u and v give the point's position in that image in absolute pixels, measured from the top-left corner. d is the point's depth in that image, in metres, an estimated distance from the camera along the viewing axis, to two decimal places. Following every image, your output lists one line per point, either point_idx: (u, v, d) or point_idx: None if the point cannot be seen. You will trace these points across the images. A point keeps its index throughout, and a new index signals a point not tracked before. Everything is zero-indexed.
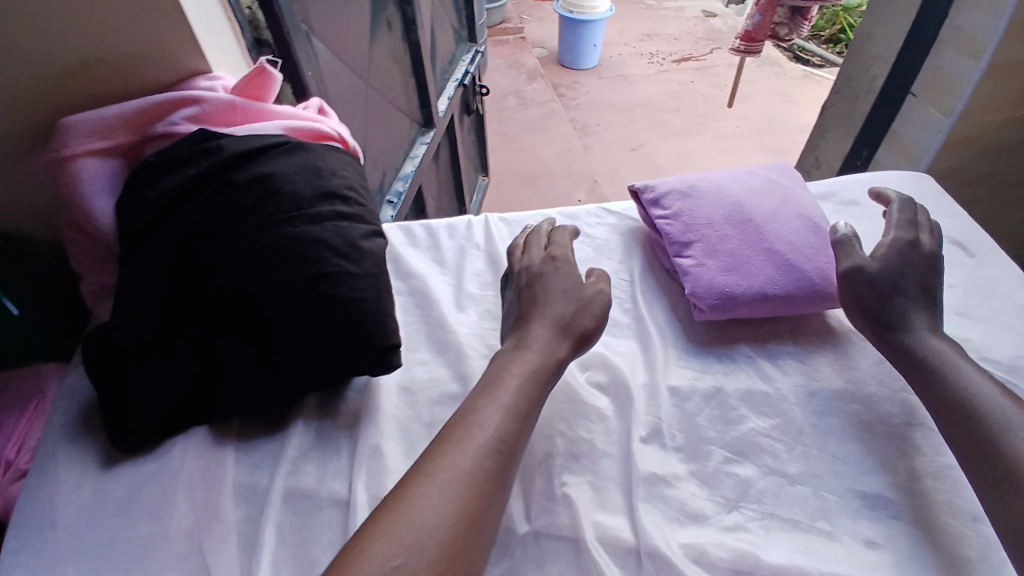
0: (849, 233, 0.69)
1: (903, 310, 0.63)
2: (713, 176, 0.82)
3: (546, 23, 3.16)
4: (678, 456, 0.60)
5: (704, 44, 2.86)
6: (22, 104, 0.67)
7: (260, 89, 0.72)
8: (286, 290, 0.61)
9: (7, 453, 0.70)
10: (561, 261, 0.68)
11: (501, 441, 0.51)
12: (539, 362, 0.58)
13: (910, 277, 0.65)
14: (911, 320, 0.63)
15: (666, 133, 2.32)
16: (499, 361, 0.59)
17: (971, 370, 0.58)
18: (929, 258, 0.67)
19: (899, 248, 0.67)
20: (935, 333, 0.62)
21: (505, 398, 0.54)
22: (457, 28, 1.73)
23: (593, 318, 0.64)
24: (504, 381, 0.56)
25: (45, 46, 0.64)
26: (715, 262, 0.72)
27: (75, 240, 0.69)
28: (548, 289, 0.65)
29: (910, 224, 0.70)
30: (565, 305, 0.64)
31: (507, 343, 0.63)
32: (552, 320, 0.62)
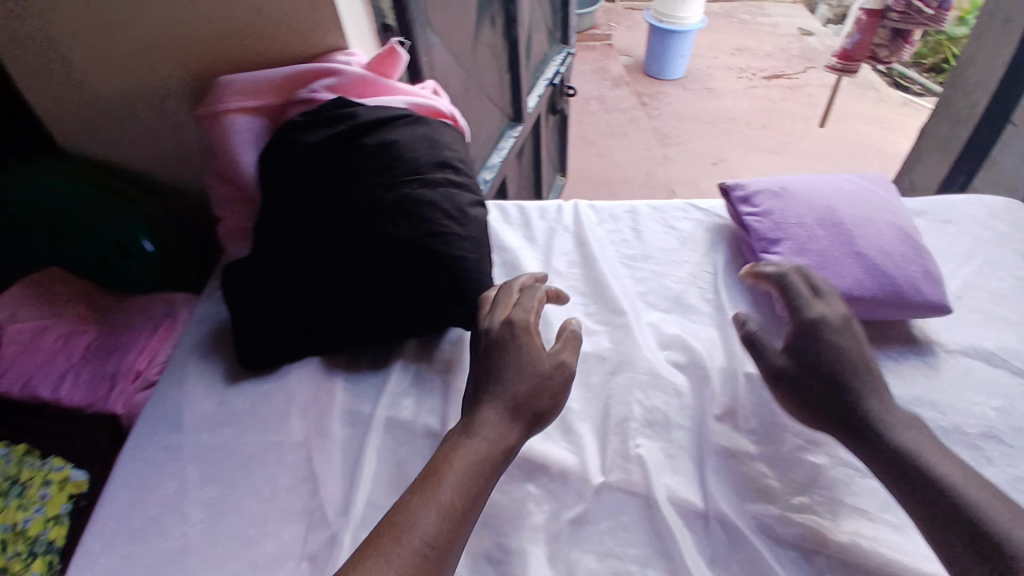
0: (755, 330, 0.67)
1: (847, 399, 0.59)
2: (805, 180, 0.84)
3: (634, 31, 3.17)
4: (751, 437, 0.63)
5: (797, 63, 2.80)
6: (193, 64, 0.78)
7: (389, 67, 0.78)
8: (401, 247, 0.68)
9: (138, 363, 0.82)
10: (524, 328, 0.62)
11: (431, 546, 0.47)
12: (485, 451, 0.54)
13: (820, 371, 0.61)
14: (847, 404, 0.58)
15: (749, 150, 2.30)
16: (444, 447, 0.55)
17: (950, 462, 0.53)
18: (843, 342, 0.63)
19: (804, 340, 0.63)
20: (906, 425, 0.56)
21: (445, 494, 0.50)
22: (552, 29, 1.76)
23: (550, 398, 0.58)
24: (445, 471, 0.52)
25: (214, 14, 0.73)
26: (804, 259, 0.75)
27: (217, 186, 0.79)
28: (501, 364, 0.59)
29: (806, 301, 0.66)
30: (523, 385, 0.58)
31: (458, 424, 0.58)
32: (502, 401, 0.57)
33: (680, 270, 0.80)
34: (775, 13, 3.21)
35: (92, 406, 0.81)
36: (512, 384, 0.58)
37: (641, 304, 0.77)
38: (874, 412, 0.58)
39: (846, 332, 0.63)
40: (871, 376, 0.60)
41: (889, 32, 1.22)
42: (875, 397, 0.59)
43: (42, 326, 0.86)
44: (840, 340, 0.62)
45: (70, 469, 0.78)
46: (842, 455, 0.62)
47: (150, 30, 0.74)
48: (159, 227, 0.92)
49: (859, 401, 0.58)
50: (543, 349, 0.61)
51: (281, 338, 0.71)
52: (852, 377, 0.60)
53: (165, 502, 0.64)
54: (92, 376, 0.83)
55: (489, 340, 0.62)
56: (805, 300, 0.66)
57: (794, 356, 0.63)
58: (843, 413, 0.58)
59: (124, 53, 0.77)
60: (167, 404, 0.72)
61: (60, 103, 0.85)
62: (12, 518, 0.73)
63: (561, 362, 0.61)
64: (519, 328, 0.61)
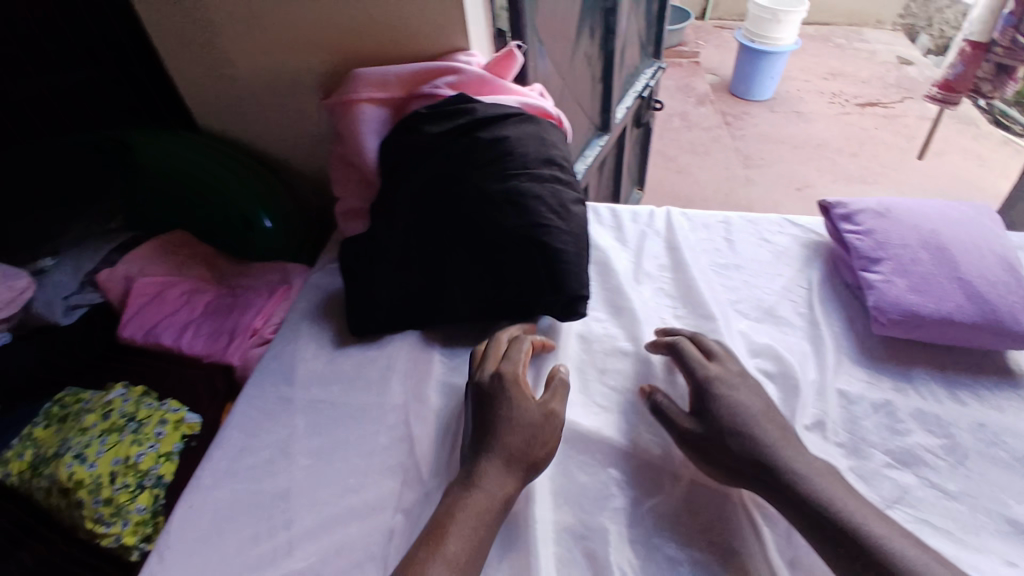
0: (660, 395, 0.68)
1: (746, 454, 0.61)
2: (909, 202, 0.84)
3: (723, 50, 3.13)
4: (840, 450, 0.66)
5: (894, 91, 2.68)
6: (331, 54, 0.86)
7: (505, 69, 0.82)
8: (505, 237, 0.72)
9: (256, 322, 0.89)
10: (512, 381, 0.66)
11: None
12: (486, 502, 0.58)
13: (739, 425, 0.63)
14: (757, 455, 0.60)
15: (836, 177, 2.23)
16: (447, 501, 0.59)
17: (858, 506, 0.56)
18: (759, 400, 0.65)
19: (710, 398, 0.65)
20: (813, 467, 0.59)
21: (452, 545, 0.54)
22: (646, 43, 1.76)
23: (544, 445, 0.62)
24: (449, 526, 0.56)
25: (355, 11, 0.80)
26: (905, 280, 0.75)
27: (344, 170, 0.87)
28: (490, 418, 0.63)
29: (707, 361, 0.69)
30: (515, 435, 0.62)
31: (457, 478, 0.62)
32: (498, 455, 0.61)
33: (773, 283, 0.82)
34: (873, 39, 3.08)
35: (210, 355, 0.89)
36: (507, 434, 0.62)
37: (731, 311, 0.79)
38: (786, 460, 0.60)
39: (741, 387, 0.66)
40: (776, 428, 0.63)
41: (992, 70, 1.36)
42: (785, 447, 0.61)
43: (168, 282, 0.96)
44: (733, 394, 0.65)
45: (184, 412, 0.86)
46: (929, 477, 0.64)
47: (297, 24, 0.83)
48: (281, 207, 1.00)
49: (766, 452, 0.60)
50: (534, 401, 0.65)
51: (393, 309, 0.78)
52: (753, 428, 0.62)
53: (275, 448, 0.71)
54: (212, 330, 0.91)
55: (481, 393, 0.66)
56: (699, 360, 0.69)
57: (695, 416, 0.65)
58: (739, 461, 0.61)
59: (272, 43, 0.86)
60: (282, 360, 0.79)
61: (208, 86, 0.95)
62: (126, 451, 0.79)
63: (550, 412, 0.65)
64: (509, 382, 0.65)
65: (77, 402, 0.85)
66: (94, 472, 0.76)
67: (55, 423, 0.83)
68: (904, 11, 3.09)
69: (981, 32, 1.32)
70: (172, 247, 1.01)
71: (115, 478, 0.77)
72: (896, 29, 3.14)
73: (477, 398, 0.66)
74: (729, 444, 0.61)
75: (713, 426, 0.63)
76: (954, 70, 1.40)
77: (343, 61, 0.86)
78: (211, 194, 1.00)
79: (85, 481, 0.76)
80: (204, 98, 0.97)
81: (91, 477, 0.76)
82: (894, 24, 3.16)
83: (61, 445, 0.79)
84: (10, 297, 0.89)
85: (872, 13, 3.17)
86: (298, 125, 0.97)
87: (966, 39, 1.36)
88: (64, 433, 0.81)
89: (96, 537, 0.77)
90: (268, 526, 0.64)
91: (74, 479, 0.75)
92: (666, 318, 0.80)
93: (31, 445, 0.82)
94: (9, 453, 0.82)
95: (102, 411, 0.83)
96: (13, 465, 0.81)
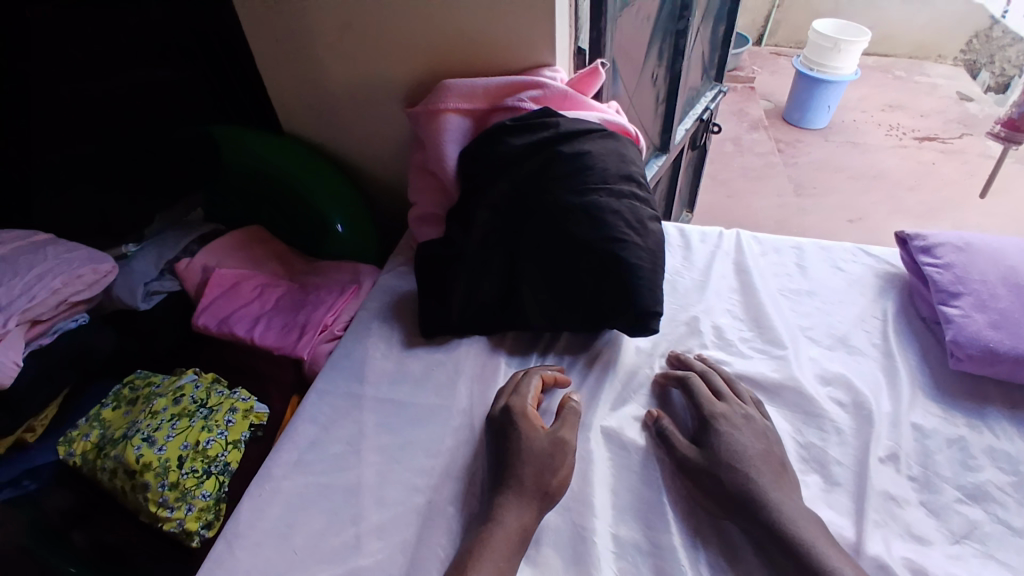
0: (667, 429, 0.68)
1: (737, 497, 0.60)
2: (994, 238, 0.82)
3: (779, 77, 3.10)
4: (911, 484, 0.65)
5: (956, 125, 2.60)
6: (425, 62, 0.91)
7: (587, 85, 0.85)
8: (583, 249, 0.73)
9: (327, 317, 0.91)
10: (521, 414, 0.68)
11: None
12: (507, 535, 0.58)
13: (738, 468, 0.62)
14: (748, 496, 0.60)
15: (893, 211, 2.17)
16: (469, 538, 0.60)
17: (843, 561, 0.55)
18: (760, 439, 0.65)
19: (712, 438, 0.65)
20: (802, 514, 0.59)
21: None
22: (709, 66, 1.76)
23: (555, 474, 0.63)
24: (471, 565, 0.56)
25: (456, 26, 0.85)
26: (984, 316, 0.73)
27: (424, 177, 0.91)
28: (504, 453, 0.65)
29: (713, 398, 0.69)
30: (527, 467, 0.63)
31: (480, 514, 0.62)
32: (516, 490, 0.62)
33: (848, 311, 0.83)
34: (935, 73, 3.00)
35: (281, 349, 0.89)
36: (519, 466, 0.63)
37: (802, 337, 0.79)
38: (775, 502, 0.59)
39: (744, 428, 0.66)
40: (770, 470, 0.63)
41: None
42: (775, 489, 0.61)
43: (241, 278, 0.99)
44: (735, 434, 0.65)
45: (253, 401, 0.85)
46: (1001, 515, 0.62)
47: (395, 37, 0.89)
48: (353, 212, 1.05)
49: (760, 494, 0.60)
50: (543, 432, 0.67)
51: (466, 313, 0.80)
52: (747, 466, 0.62)
53: (346, 443, 0.71)
54: (282, 324, 0.92)
55: (505, 426, 0.67)
56: (705, 397, 0.69)
57: (693, 452, 0.65)
58: (730, 501, 0.61)
59: (369, 50, 0.92)
60: (354, 357, 0.81)
61: (302, 92, 1.02)
62: (196, 437, 0.78)
63: (560, 440, 0.66)
64: (518, 414, 0.68)
65: (146, 386, 0.87)
66: (163, 455, 0.75)
67: (124, 404, 0.85)
68: (969, 46, 3.01)
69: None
70: (248, 244, 1.06)
71: (183, 463, 0.76)
72: (957, 63, 3.05)
73: (503, 432, 0.67)
74: (726, 484, 0.61)
75: (710, 464, 0.63)
76: (1021, 108, 1.35)
77: (434, 73, 0.92)
78: (290, 193, 1.04)
79: (153, 464, 0.75)
80: (296, 105, 1.04)
81: (159, 461, 0.75)
82: (958, 59, 3.08)
83: (130, 428, 0.79)
84: (93, 280, 0.89)
85: (935, 46, 3.09)
86: (383, 135, 1.03)
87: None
88: (134, 415, 0.81)
89: (157, 522, 0.75)
90: (338, 519, 0.65)
91: (143, 461, 0.75)
92: (732, 340, 0.79)
93: (98, 426, 0.83)
94: (75, 433, 0.82)
95: (172, 396, 0.83)
96: (77, 445, 0.81)
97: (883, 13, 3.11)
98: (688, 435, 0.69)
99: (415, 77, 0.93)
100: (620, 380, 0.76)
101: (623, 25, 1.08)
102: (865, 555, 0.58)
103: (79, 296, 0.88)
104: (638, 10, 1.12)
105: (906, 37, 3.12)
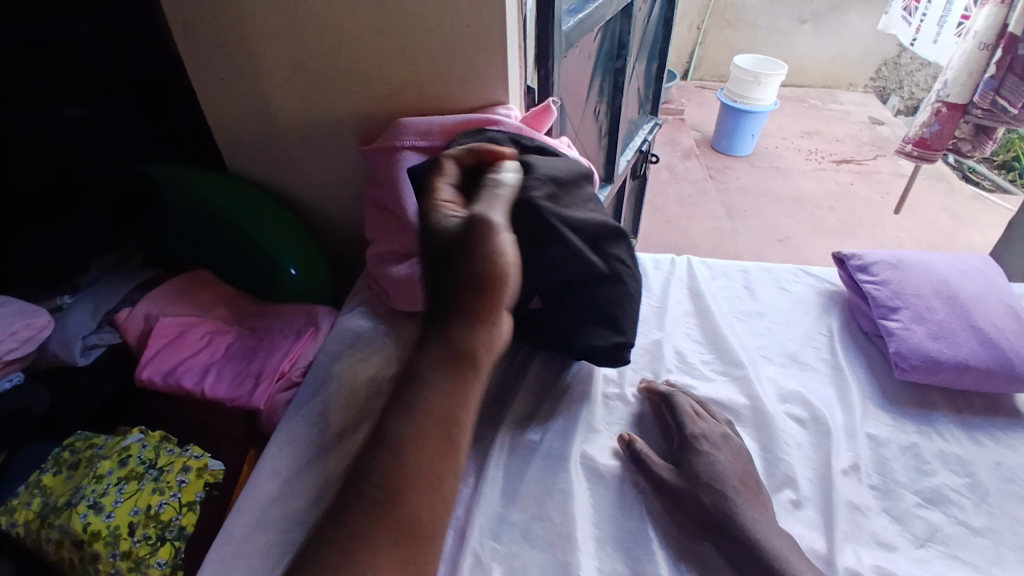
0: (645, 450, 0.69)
1: (720, 520, 0.61)
2: (921, 255, 0.90)
3: (705, 109, 3.27)
4: (873, 492, 0.68)
5: (868, 149, 2.83)
6: (379, 103, 0.91)
7: (540, 121, 0.87)
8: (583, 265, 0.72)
9: (283, 364, 0.87)
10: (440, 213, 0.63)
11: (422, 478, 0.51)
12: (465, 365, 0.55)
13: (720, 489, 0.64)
14: (726, 518, 0.61)
15: (819, 230, 2.31)
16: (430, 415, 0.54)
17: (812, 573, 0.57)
18: (736, 458, 0.67)
19: (700, 460, 0.66)
20: (778, 532, 0.61)
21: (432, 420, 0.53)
22: (644, 101, 1.85)
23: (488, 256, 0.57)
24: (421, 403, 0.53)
25: (409, 67, 0.86)
26: (922, 328, 0.79)
27: (380, 214, 0.91)
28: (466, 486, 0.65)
29: (695, 415, 0.71)
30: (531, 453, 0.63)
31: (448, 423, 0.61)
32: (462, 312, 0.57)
33: (796, 329, 0.87)
34: (848, 100, 3.28)
35: (234, 401, 0.84)
36: (455, 269, 0.58)
37: (758, 357, 0.83)
38: (750, 523, 0.60)
39: (723, 448, 0.68)
40: (745, 490, 0.64)
41: (969, 130, 1.47)
42: (750, 510, 0.62)
43: (189, 324, 0.94)
44: (715, 452, 0.67)
45: (208, 458, 0.79)
46: (957, 515, 0.66)
47: (350, 75, 0.89)
48: (305, 253, 1.02)
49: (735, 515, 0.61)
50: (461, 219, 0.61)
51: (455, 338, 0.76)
52: (727, 489, 0.63)
53: (310, 497, 0.68)
54: (235, 372, 0.88)
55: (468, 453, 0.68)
56: (686, 415, 0.71)
57: (674, 470, 0.66)
58: (714, 522, 0.61)
59: (318, 90, 0.92)
60: (314, 405, 0.77)
61: (249, 134, 1.00)
62: (147, 501, 0.73)
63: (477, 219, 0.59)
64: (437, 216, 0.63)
65: (89, 448, 0.80)
66: (112, 522, 0.70)
67: (66, 469, 0.79)
68: (877, 74, 3.30)
69: (959, 94, 1.43)
70: (192, 288, 1.00)
71: (135, 530, 0.70)
72: (867, 91, 3.35)
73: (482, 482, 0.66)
74: (706, 502, 0.63)
75: (692, 485, 0.64)
76: (931, 129, 1.50)
77: (392, 110, 0.92)
78: (241, 235, 1.01)
79: (102, 533, 0.69)
80: (242, 143, 1.01)
81: (108, 529, 0.70)
82: (867, 86, 3.38)
83: (74, 493, 0.73)
84: (27, 336, 0.84)
85: (844, 76, 3.38)
86: (335, 174, 1.02)
87: (942, 101, 1.46)
88: (77, 480, 0.76)
89: None
90: None
91: (90, 530, 0.69)
92: (694, 363, 0.82)
93: (38, 494, 0.77)
94: (14, 502, 0.76)
95: (117, 458, 0.77)
96: (20, 514, 0.74)
97: (795, 49, 3.36)
98: (668, 456, 0.70)
99: (368, 115, 0.93)
100: (599, 407, 0.77)
101: (566, 64, 1.12)
102: (837, 566, 0.60)
103: (12, 355, 0.82)
104: (580, 51, 1.17)
105: (818, 70, 3.39)
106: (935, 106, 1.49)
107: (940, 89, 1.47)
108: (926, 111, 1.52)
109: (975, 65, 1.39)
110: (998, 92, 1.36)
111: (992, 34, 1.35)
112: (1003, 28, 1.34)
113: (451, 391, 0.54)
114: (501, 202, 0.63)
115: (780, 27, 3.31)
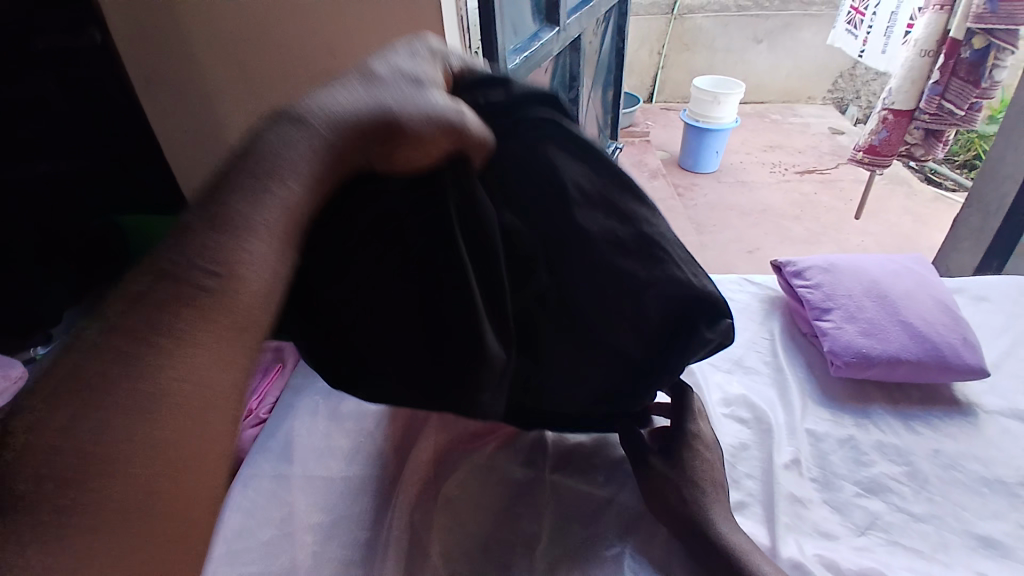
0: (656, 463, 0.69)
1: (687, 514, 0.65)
2: (853, 258, 0.95)
3: (670, 129, 3.36)
4: (814, 485, 0.72)
5: (829, 159, 2.94)
6: None
7: None
8: (604, 344, 0.61)
9: (251, 402, 0.91)
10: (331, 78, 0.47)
11: (215, 277, 0.37)
12: (300, 154, 0.42)
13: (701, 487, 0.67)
14: (682, 516, 0.65)
15: (786, 239, 2.38)
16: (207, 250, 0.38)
17: (768, 564, 0.61)
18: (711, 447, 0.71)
19: (699, 465, 0.68)
20: (738, 529, 0.64)
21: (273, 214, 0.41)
22: (603, 125, 1.90)
23: (422, 153, 0.47)
24: (230, 191, 0.40)
25: None
26: (853, 326, 0.85)
27: None
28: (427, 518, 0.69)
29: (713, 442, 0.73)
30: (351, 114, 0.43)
31: (185, 214, 0.39)
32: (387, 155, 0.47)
33: (741, 336, 0.92)
34: (807, 114, 3.40)
35: None
36: (316, 99, 0.44)
37: (705, 364, 0.87)
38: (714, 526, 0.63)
39: (707, 451, 0.71)
40: (709, 490, 0.67)
41: (919, 135, 1.54)
42: (720, 514, 0.65)
43: None
44: (699, 451, 0.70)
45: None
46: (896, 502, 0.70)
47: None
48: None
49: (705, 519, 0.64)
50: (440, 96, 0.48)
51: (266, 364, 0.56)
52: (694, 488, 0.66)
53: (276, 527, 0.70)
54: None
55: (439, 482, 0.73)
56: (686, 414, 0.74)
57: (667, 459, 0.69)
58: (680, 521, 0.65)
59: None
60: (280, 440, 0.80)
61: None
62: None
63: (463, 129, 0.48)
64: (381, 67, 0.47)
65: None
66: None
67: None
68: (834, 86, 3.45)
69: (904, 100, 1.50)
70: None
71: None
72: (826, 103, 3.49)
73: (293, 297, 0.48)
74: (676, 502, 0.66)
75: (668, 478, 0.68)
76: (879, 136, 1.58)
77: None
78: None
79: None
80: None
81: None
82: (825, 98, 3.52)
83: None
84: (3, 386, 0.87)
85: (805, 91, 3.50)
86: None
87: (888, 108, 1.54)
88: None
89: None
90: None
91: None
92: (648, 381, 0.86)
93: None
94: None
95: None
96: None
97: (752, 67, 3.49)
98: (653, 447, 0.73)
99: None
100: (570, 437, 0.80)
101: None
102: (781, 557, 0.63)
103: None
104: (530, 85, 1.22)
105: (777, 86, 3.52)
106: (882, 114, 1.57)
107: (886, 97, 1.54)
108: (874, 119, 1.60)
109: (919, 71, 1.46)
110: (943, 97, 1.44)
111: (934, 40, 1.42)
112: (945, 34, 1.41)
113: (276, 206, 0.41)
114: (364, 80, 0.46)
115: (736, 47, 3.43)
